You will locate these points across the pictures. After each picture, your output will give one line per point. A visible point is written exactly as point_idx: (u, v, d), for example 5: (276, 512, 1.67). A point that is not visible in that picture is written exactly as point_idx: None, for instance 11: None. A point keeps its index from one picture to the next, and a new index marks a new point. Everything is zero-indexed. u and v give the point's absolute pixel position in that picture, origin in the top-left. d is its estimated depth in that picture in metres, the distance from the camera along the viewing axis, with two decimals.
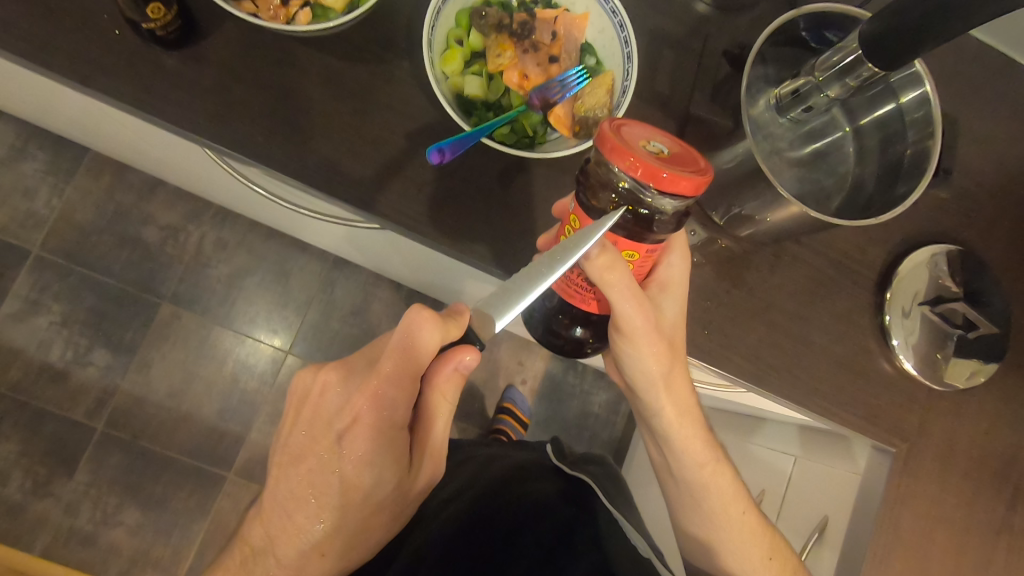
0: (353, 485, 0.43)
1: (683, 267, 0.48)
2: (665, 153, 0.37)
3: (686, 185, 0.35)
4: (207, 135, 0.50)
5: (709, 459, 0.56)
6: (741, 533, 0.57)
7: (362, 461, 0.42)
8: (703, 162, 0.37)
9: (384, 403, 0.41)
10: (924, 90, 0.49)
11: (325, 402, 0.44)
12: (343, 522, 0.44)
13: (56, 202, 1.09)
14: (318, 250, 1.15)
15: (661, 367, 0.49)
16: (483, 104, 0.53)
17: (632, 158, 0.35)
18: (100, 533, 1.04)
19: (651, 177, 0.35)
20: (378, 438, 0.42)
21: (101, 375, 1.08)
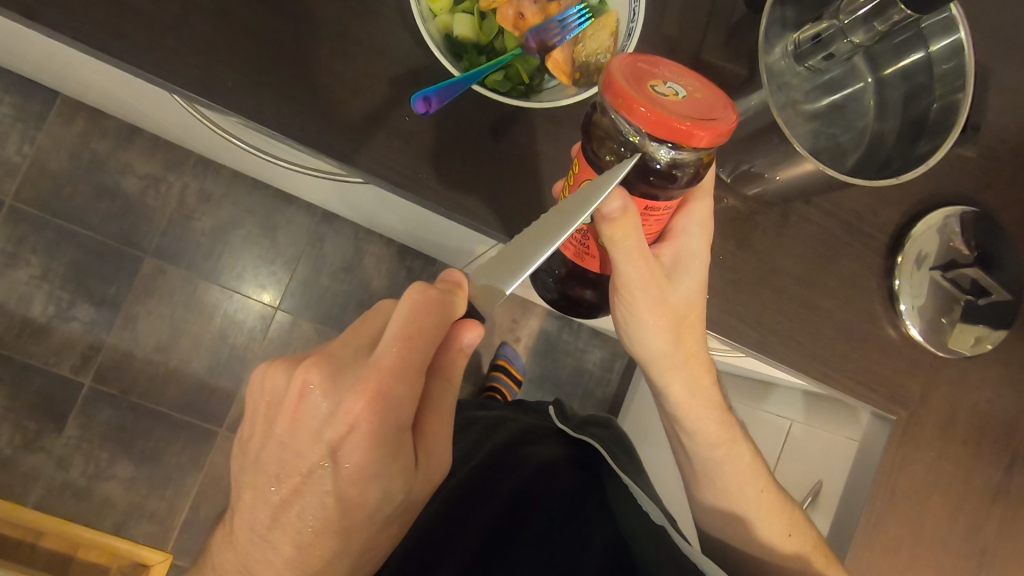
0: (352, 503, 0.36)
1: (704, 232, 0.44)
2: (681, 96, 0.33)
3: (704, 136, 0.32)
4: (174, 79, 0.46)
5: (722, 440, 0.55)
6: (760, 510, 0.57)
7: (363, 474, 0.36)
8: (725, 106, 0.34)
9: (389, 403, 0.35)
10: (958, 37, 0.46)
11: (308, 408, 0.36)
12: (344, 548, 0.37)
13: (28, 148, 1.04)
14: (306, 203, 1.11)
15: (674, 343, 0.47)
16: (474, 46, 0.48)
17: (643, 108, 0.32)
18: (93, 486, 1.05)
19: (664, 130, 0.32)
20: (382, 446, 0.35)
21: (85, 330, 1.06)
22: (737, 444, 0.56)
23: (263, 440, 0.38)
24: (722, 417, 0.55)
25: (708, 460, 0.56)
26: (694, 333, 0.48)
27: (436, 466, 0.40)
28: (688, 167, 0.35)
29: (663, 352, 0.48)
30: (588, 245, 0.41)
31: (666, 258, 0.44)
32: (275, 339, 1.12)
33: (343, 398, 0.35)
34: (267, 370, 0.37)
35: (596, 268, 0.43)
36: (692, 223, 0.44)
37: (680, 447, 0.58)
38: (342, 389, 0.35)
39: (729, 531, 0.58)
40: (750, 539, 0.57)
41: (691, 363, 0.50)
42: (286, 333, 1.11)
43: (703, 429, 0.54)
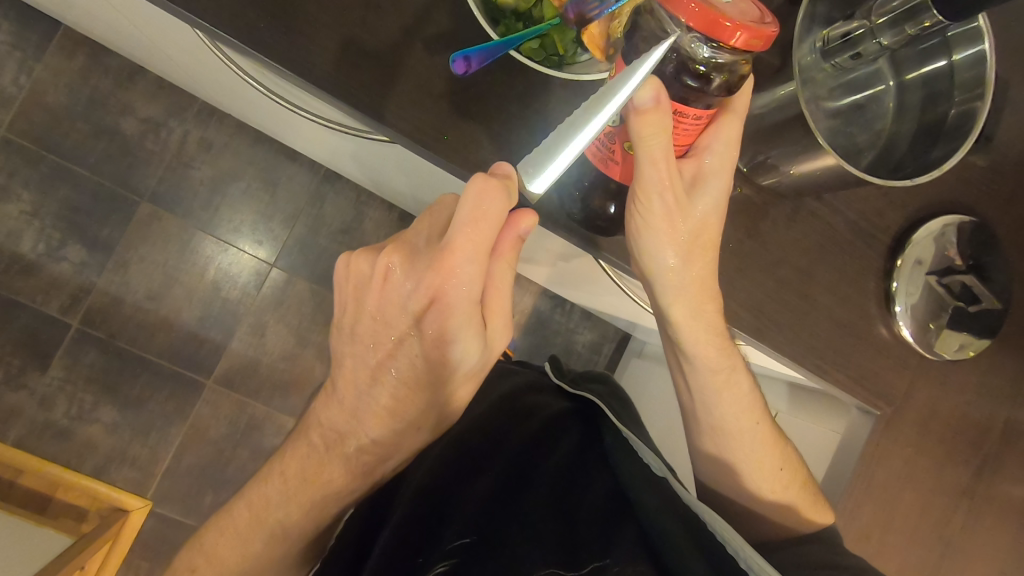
0: (441, 360, 0.43)
1: (730, 148, 0.44)
2: (726, 0, 0.34)
3: (749, 37, 0.33)
4: (206, 15, 0.46)
5: (724, 367, 0.54)
6: (754, 441, 0.56)
7: (445, 335, 0.42)
8: (764, 15, 0.35)
9: (462, 278, 0.40)
10: (982, 48, 0.46)
11: (393, 288, 0.41)
12: (438, 397, 0.45)
13: (24, 80, 1.01)
14: (309, 161, 1.09)
15: (690, 263, 0.48)
16: (512, 12, 0.47)
17: (692, 3, 0.32)
18: (75, 428, 1.04)
19: (712, 27, 0.32)
20: (460, 313, 0.41)
21: (75, 272, 1.04)
22: (737, 373, 0.56)
23: (354, 318, 0.43)
24: (726, 343, 0.54)
25: (705, 389, 0.55)
26: (708, 257, 0.48)
27: (499, 334, 0.44)
28: (725, 73, 0.36)
29: (672, 269, 0.48)
30: (613, 148, 0.42)
31: (688, 172, 0.45)
32: (268, 296, 1.11)
33: (423, 276, 0.40)
34: (351, 259, 0.43)
35: (618, 176, 0.44)
36: (719, 137, 0.44)
37: (680, 376, 0.57)
38: (419, 270, 0.40)
39: (724, 471, 0.58)
40: (740, 475, 0.58)
41: (700, 285, 0.49)
42: (280, 290, 1.11)
43: (704, 356, 0.53)
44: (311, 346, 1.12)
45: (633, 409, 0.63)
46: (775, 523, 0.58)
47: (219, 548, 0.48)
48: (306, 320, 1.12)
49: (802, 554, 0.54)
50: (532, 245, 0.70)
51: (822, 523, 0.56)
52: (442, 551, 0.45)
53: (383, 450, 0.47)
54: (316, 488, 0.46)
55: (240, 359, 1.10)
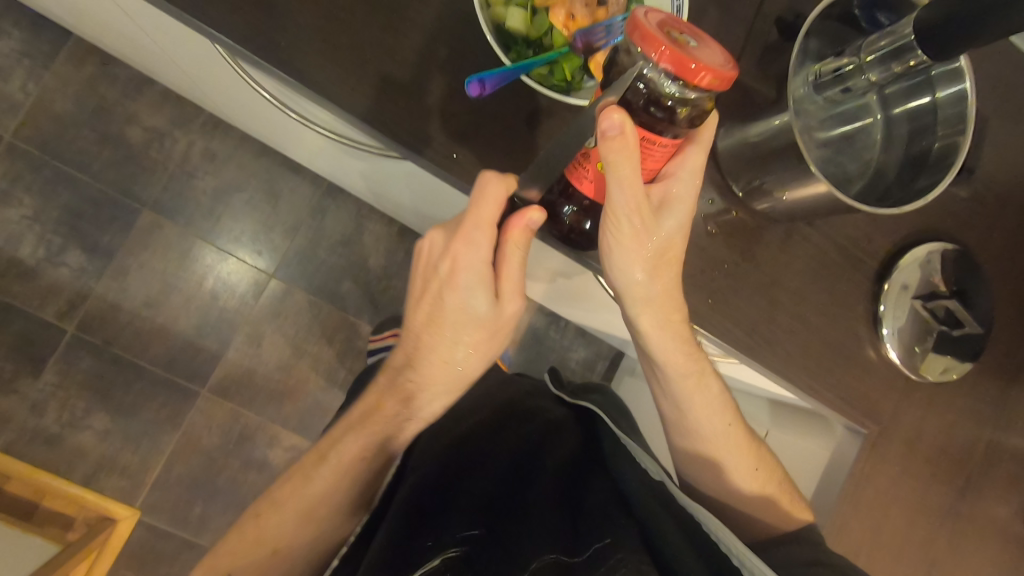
0: (454, 312, 0.47)
1: (693, 179, 0.47)
2: (693, 45, 0.36)
3: (711, 79, 0.35)
4: (230, 33, 0.48)
5: (692, 370, 0.56)
6: (728, 444, 0.59)
7: (459, 289, 0.46)
8: (728, 58, 0.37)
9: (473, 244, 0.45)
10: (964, 86, 0.49)
11: (429, 252, 0.48)
12: (452, 351, 0.48)
13: (32, 87, 1.02)
14: (311, 174, 1.11)
15: (656, 277, 0.49)
16: (523, 40, 0.50)
17: (664, 46, 0.34)
18: (66, 435, 1.03)
19: (679, 68, 0.35)
20: (471, 272, 0.46)
21: (74, 277, 1.04)
22: (707, 378, 0.57)
23: (411, 277, 0.50)
24: (693, 349, 0.55)
25: (679, 392, 0.57)
26: (670, 272, 0.49)
27: (511, 297, 0.47)
28: (688, 106, 0.38)
29: (639, 283, 0.49)
30: (587, 166, 0.43)
31: (655, 195, 0.47)
32: (266, 306, 1.11)
33: (449, 240, 0.46)
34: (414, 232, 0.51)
35: (592, 193, 0.46)
36: (684, 169, 0.47)
37: (657, 388, 0.59)
38: (446, 238, 0.47)
39: (709, 472, 0.60)
40: (726, 477, 0.59)
41: (666, 296, 0.51)
42: (278, 301, 1.11)
43: (674, 363, 0.55)
44: (307, 357, 1.12)
45: (631, 417, 0.65)
46: (757, 523, 0.60)
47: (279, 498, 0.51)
48: (302, 330, 1.12)
49: (796, 551, 0.54)
50: (531, 262, 0.72)
51: (803, 520, 0.58)
52: (453, 537, 0.46)
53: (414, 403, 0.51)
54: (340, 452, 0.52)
55: (236, 369, 1.10)
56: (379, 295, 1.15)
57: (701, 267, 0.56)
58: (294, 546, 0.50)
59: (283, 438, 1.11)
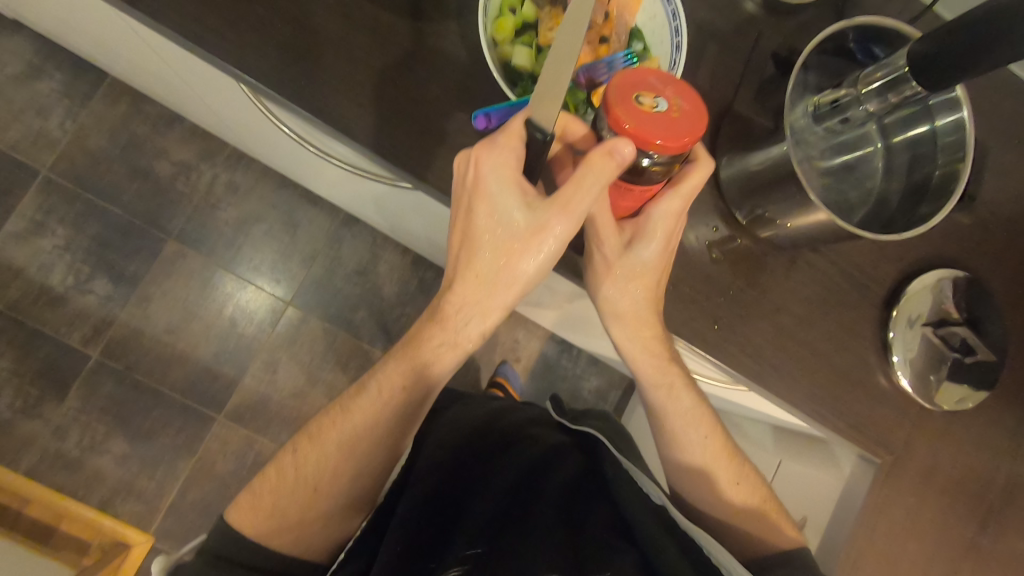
0: (492, 233, 0.45)
1: (674, 222, 0.48)
2: (661, 111, 0.39)
3: (673, 147, 0.38)
4: (253, 72, 0.51)
5: (663, 382, 0.58)
6: (705, 454, 0.59)
7: (489, 198, 0.44)
8: (700, 120, 0.39)
9: (512, 143, 0.42)
10: (961, 115, 0.50)
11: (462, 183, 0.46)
12: (483, 271, 0.46)
13: (69, 124, 1.08)
14: (329, 205, 1.15)
15: (624, 296, 0.52)
16: (529, 76, 0.52)
17: (626, 126, 0.38)
18: (86, 459, 1.05)
19: (642, 142, 0.38)
20: (504, 177, 0.43)
21: (100, 304, 1.08)
22: (678, 391, 0.59)
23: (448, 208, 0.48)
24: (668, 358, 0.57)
25: (652, 404, 0.60)
26: (641, 297, 0.52)
27: (554, 207, 0.43)
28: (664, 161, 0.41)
29: (608, 300, 0.53)
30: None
31: (629, 230, 0.50)
32: (282, 333, 1.14)
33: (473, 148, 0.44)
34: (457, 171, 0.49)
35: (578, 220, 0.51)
36: (662, 208, 0.47)
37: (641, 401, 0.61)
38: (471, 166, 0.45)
39: (690, 479, 0.60)
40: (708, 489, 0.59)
41: (636, 315, 0.53)
42: (294, 328, 1.14)
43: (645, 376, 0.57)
44: (321, 384, 1.14)
45: (634, 444, 0.65)
46: (745, 538, 0.59)
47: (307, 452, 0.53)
48: (317, 357, 1.14)
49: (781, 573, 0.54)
50: (540, 289, 0.73)
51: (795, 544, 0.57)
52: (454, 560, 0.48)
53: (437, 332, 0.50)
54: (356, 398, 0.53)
55: (252, 395, 1.12)
56: (393, 323, 1.17)
57: (705, 293, 0.57)
58: (327, 490, 0.52)
59: None
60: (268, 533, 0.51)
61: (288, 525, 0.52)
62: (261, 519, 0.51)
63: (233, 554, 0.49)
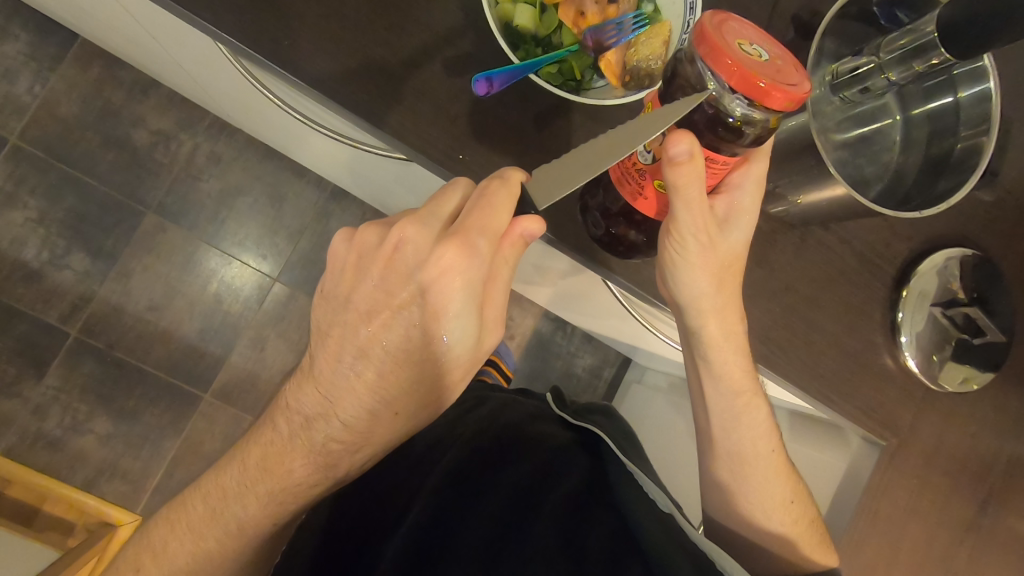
0: (430, 340, 0.42)
1: (757, 189, 0.46)
2: (764, 58, 0.35)
3: (780, 97, 0.33)
4: (234, 31, 0.47)
5: (745, 390, 0.53)
6: (768, 469, 0.55)
7: (445, 313, 0.41)
8: (804, 77, 0.35)
9: (470, 255, 0.40)
10: (987, 86, 0.48)
11: (399, 255, 0.40)
12: (403, 401, 0.44)
13: (39, 89, 1.02)
14: (316, 177, 1.10)
15: (711, 287, 0.47)
16: (532, 38, 0.49)
17: (731, 63, 0.33)
18: (68, 439, 1.03)
19: (746, 85, 0.34)
20: (466, 294, 0.40)
21: (78, 280, 1.04)
22: (756, 400, 0.54)
23: (353, 288, 0.42)
24: (749, 366, 0.53)
25: (722, 409, 0.55)
26: (733, 284, 0.48)
27: (490, 326, 0.43)
28: (757, 127, 0.36)
29: (704, 295, 0.47)
30: (643, 183, 0.42)
31: (721, 208, 0.46)
32: (269, 311, 1.10)
33: (438, 245, 0.40)
34: (358, 235, 0.42)
35: (650, 212, 0.44)
36: (749, 176, 0.45)
37: (701, 403, 0.56)
38: (431, 245, 0.40)
39: (725, 498, 0.57)
40: (754, 507, 0.55)
41: (729, 307, 0.49)
42: (282, 305, 1.10)
43: (729, 377, 0.53)
44: None
45: (636, 444, 0.63)
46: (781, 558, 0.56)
47: (171, 544, 0.47)
48: (306, 335, 1.11)
49: None
50: (536, 267, 0.71)
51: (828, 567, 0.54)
52: None
53: (353, 439, 0.45)
54: (268, 484, 0.46)
55: (239, 373, 1.09)
56: None
57: None
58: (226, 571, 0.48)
59: None
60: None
61: None
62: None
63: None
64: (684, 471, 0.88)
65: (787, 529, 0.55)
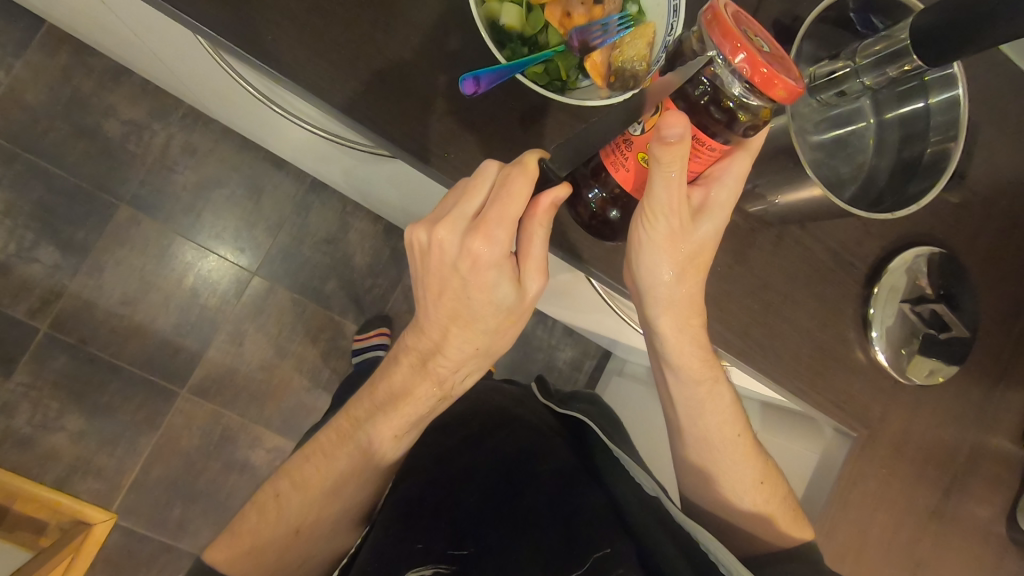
0: (488, 305, 0.44)
1: (736, 186, 0.46)
2: (767, 50, 0.36)
3: (779, 89, 0.34)
4: (215, 24, 0.46)
5: (706, 377, 0.55)
6: (734, 451, 0.57)
7: (486, 286, 0.43)
8: (800, 75, 0.36)
9: (496, 243, 0.42)
10: (956, 93, 0.50)
11: (444, 251, 0.42)
12: (479, 342, 0.47)
13: (3, 76, 0.98)
14: (295, 170, 1.09)
15: (674, 275, 0.48)
16: (518, 37, 0.49)
17: (740, 44, 0.34)
18: (40, 437, 1.00)
19: (750, 69, 0.34)
20: (502, 269, 0.43)
21: (47, 274, 1.01)
22: (719, 385, 0.56)
23: (420, 273, 0.45)
24: (708, 355, 0.54)
25: (686, 397, 0.56)
26: (697, 277, 0.49)
27: (531, 276, 0.44)
28: (751, 115, 0.37)
29: (666, 284, 0.48)
30: (628, 155, 0.41)
31: (696, 199, 0.46)
32: (248, 305, 1.09)
33: (467, 239, 0.42)
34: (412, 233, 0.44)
35: (628, 185, 0.43)
36: (730, 173, 0.46)
37: (665, 392, 0.58)
38: (462, 238, 0.42)
39: (698, 479, 0.59)
40: (725, 486, 0.58)
41: (688, 300, 0.50)
42: (261, 299, 1.09)
43: (687, 367, 0.54)
44: (291, 356, 1.10)
45: (622, 428, 0.64)
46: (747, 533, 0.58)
47: (305, 470, 0.52)
48: (286, 329, 1.10)
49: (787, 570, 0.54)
50: None
51: (801, 539, 0.56)
52: (441, 553, 0.47)
53: (451, 368, 0.48)
54: (395, 409, 0.50)
55: (217, 369, 1.08)
56: (364, 295, 1.13)
57: None
58: (347, 499, 0.53)
59: (265, 439, 1.09)
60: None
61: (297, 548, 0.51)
62: (235, 559, 0.49)
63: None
64: (664, 462, 0.90)
65: (757, 505, 0.57)
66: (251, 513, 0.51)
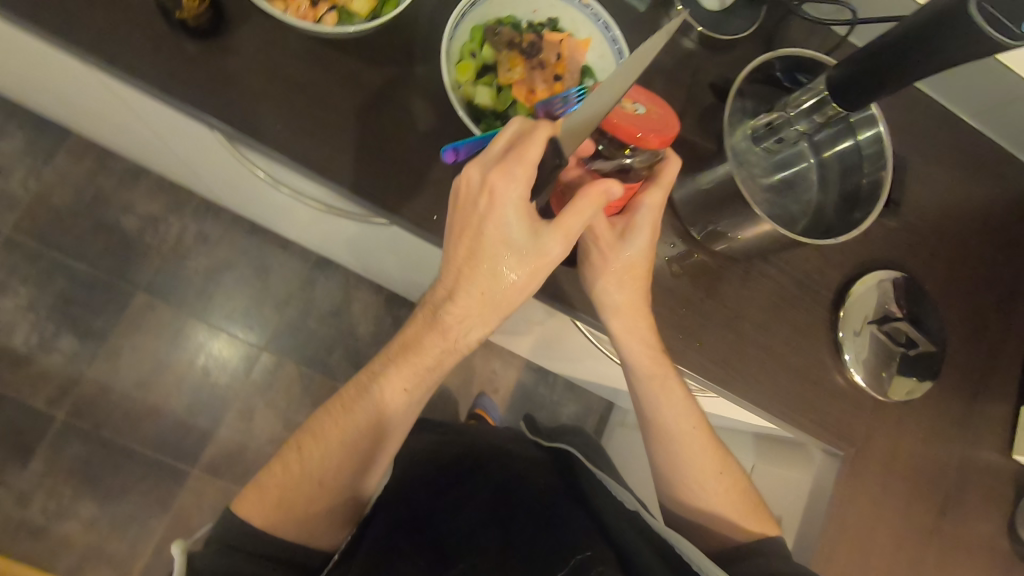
0: (501, 249, 0.45)
1: (656, 211, 0.51)
2: (640, 111, 0.44)
3: (654, 143, 0.43)
4: (229, 120, 0.53)
5: (659, 372, 0.58)
6: (697, 451, 0.61)
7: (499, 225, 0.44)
8: (672, 117, 0.44)
9: (512, 182, 0.43)
10: (879, 130, 0.56)
11: (470, 186, 0.44)
12: (488, 292, 0.46)
13: (33, 183, 1.08)
14: (300, 249, 1.16)
15: (618, 290, 0.53)
16: (491, 114, 0.56)
17: (614, 122, 0.43)
18: (53, 525, 1.01)
19: (628, 138, 0.43)
20: (518, 210, 0.44)
21: (66, 362, 1.06)
22: (672, 382, 0.59)
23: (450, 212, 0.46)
24: (660, 355, 0.57)
25: (642, 398, 0.60)
26: (638, 287, 0.54)
27: (555, 236, 0.45)
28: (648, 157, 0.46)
29: (610, 297, 0.54)
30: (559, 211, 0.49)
31: (619, 226, 0.53)
32: (257, 381, 1.13)
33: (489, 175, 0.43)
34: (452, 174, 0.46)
35: None
36: (648, 201, 0.51)
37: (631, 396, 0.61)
38: (486, 170, 0.43)
39: (672, 484, 0.62)
40: (691, 484, 0.61)
41: (633, 306, 0.55)
42: (269, 373, 1.13)
43: (642, 371, 0.57)
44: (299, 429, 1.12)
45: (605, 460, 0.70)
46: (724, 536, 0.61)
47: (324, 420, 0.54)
48: (293, 402, 1.13)
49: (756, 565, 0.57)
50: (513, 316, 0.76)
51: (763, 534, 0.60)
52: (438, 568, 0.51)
53: (466, 324, 0.49)
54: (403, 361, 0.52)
55: (227, 446, 1.10)
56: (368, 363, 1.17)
57: (667, 308, 0.61)
58: (353, 466, 0.54)
59: None
60: (268, 522, 0.51)
61: (298, 512, 0.52)
62: (263, 510, 0.51)
63: (245, 547, 0.50)
64: None
65: (720, 499, 0.61)
66: (274, 466, 0.53)
